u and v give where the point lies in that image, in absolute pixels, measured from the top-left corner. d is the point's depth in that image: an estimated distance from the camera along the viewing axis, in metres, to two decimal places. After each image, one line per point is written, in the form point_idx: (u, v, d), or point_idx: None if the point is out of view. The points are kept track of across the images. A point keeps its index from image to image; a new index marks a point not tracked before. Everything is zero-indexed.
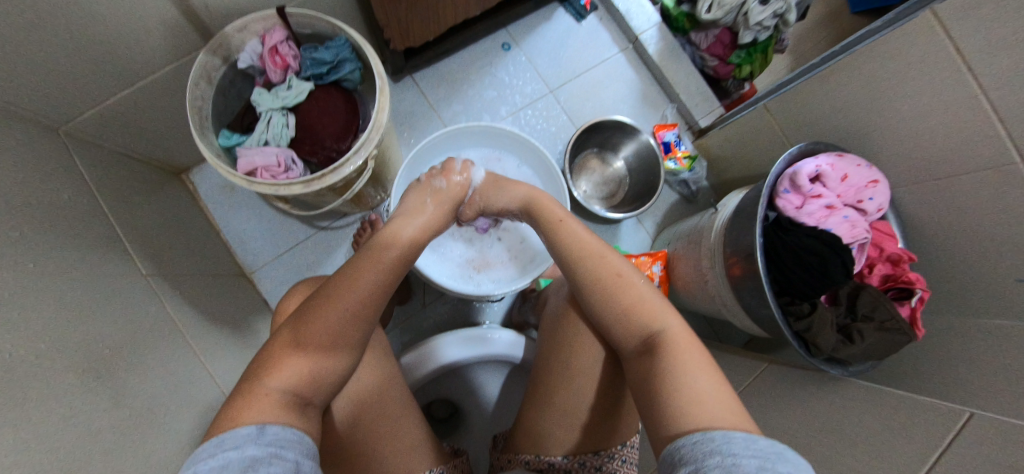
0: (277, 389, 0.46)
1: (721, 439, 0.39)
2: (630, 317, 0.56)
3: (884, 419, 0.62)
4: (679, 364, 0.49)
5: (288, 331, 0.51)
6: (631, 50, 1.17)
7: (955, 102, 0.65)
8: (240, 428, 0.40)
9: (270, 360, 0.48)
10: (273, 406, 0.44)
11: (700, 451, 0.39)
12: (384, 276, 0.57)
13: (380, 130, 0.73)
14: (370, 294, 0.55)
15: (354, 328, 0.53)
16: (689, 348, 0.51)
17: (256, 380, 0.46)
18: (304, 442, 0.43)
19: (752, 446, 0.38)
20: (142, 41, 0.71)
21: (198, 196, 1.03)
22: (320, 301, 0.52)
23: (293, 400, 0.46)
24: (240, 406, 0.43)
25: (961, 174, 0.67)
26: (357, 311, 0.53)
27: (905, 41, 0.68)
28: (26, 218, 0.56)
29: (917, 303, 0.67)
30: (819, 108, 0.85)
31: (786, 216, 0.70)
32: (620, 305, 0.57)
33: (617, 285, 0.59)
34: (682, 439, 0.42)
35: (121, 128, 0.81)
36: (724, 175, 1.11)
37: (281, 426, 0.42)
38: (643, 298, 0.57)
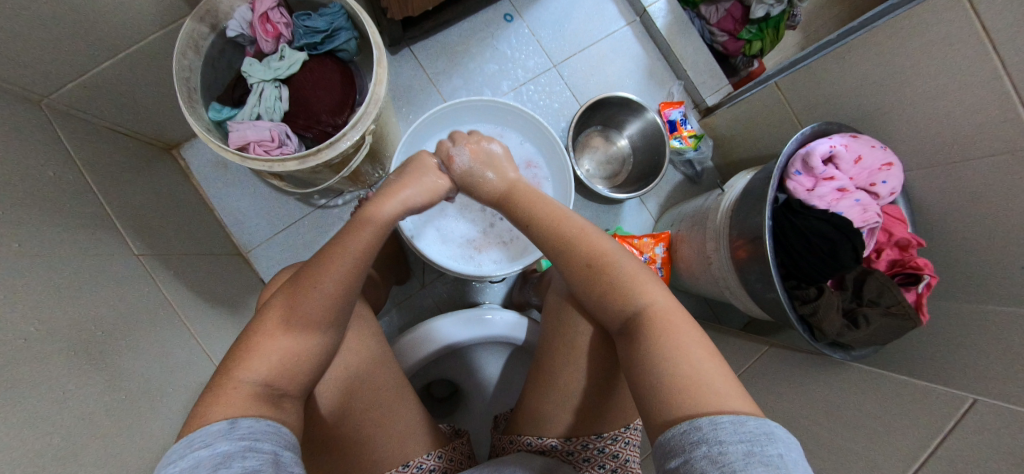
0: (248, 380, 0.43)
1: (707, 426, 0.39)
2: (614, 299, 0.54)
3: (886, 404, 0.62)
4: (664, 346, 0.46)
5: (267, 314, 0.48)
6: (638, 23, 1.13)
7: (976, 83, 0.63)
8: (209, 424, 0.39)
9: (244, 347, 0.46)
10: (242, 399, 0.42)
11: (688, 441, 0.38)
12: (364, 258, 0.53)
13: (377, 103, 0.70)
14: (347, 280, 0.51)
15: (332, 314, 0.50)
16: (675, 327, 0.48)
17: (227, 371, 0.44)
18: (281, 432, 0.42)
19: (737, 429, 0.38)
20: (123, 6, 0.67)
21: (190, 173, 1.00)
22: (297, 286, 0.49)
23: (269, 392, 0.44)
24: (208, 402, 0.41)
25: (977, 158, 0.66)
26: (334, 296, 0.50)
27: (929, 17, 0.65)
28: (6, 196, 0.53)
29: (924, 289, 0.66)
30: (833, 87, 0.82)
31: (797, 199, 0.68)
32: (604, 286, 0.55)
33: (597, 270, 0.56)
34: (672, 428, 0.40)
35: (106, 100, 0.78)
36: (730, 155, 1.09)
37: (255, 419, 0.41)
38: (627, 277, 0.54)
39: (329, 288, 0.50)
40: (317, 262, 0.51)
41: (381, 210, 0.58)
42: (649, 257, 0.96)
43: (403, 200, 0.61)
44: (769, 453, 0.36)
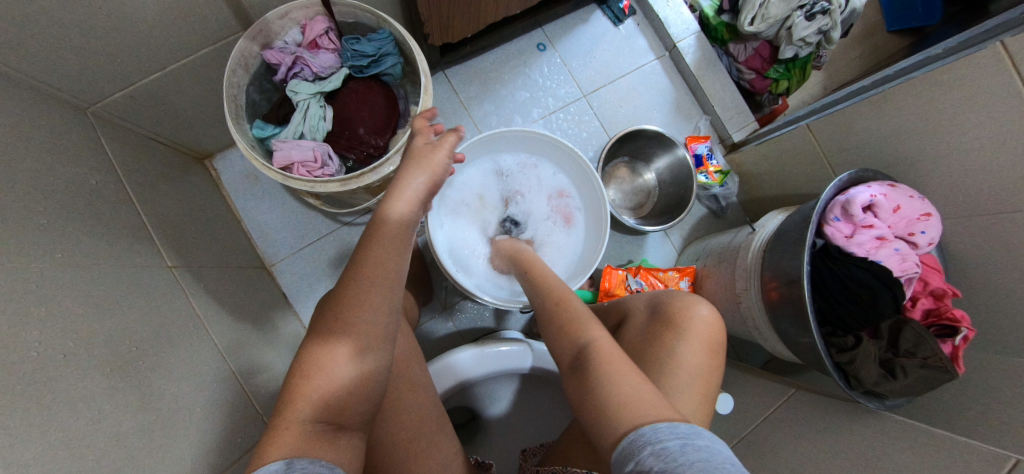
0: (299, 421, 0.43)
1: (649, 430, 0.43)
2: (564, 338, 0.59)
3: (923, 457, 0.61)
4: (604, 372, 0.50)
5: (316, 343, 0.47)
6: (667, 58, 1.15)
7: (1012, 139, 0.64)
8: (268, 465, 0.40)
9: (292, 386, 0.45)
10: (298, 439, 0.43)
11: (636, 446, 0.42)
12: (399, 272, 0.50)
13: (420, 130, 0.71)
14: (383, 302, 0.48)
15: (380, 343, 0.48)
16: (615, 358, 0.52)
17: (281, 410, 0.44)
18: (334, 473, 0.42)
19: (674, 430, 0.42)
20: (177, 23, 0.68)
21: (220, 183, 1.00)
22: (336, 314, 0.47)
23: (321, 428, 0.44)
24: (267, 442, 0.42)
25: (1008, 212, 0.66)
26: (376, 324, 0.48)
27: (968, 72, 0.66)
28: (49, 206, 0.53)
29: (961, 342, 0.66)
30: (865, 133, 0.83)
31: (835, 245, 0.68)
32: (555, 328, 0.61)
33: (556, 312, 0.62)
34: (624, 437, 0.44)
35: (149, 111, 0.78)
36: (755, 191, 1.09)
37: (309, 459, 0.42)
38: (576, 317, 0.60)
39: (371, 315, 0.47)
40: (351, 276, 0.48)
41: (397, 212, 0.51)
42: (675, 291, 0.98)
43: (414, 201, 0.54)
44: (700, 445, 0.40)
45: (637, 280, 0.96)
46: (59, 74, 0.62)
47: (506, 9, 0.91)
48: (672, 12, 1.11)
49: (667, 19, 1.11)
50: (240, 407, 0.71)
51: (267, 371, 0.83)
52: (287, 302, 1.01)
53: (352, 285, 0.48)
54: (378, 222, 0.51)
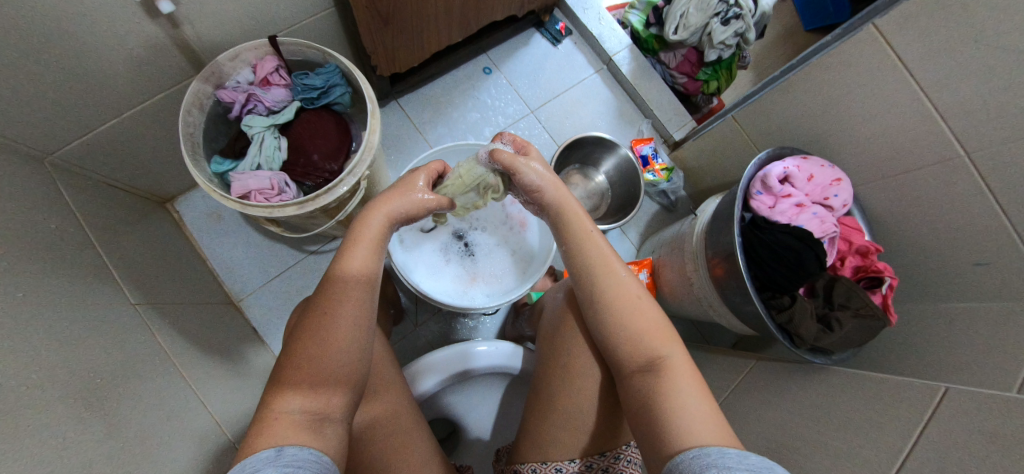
0: (288, 411, 0.46)
1: (716, 455, 0.42)
2: (635, 343, 0.56)
3: (869, 402, 0.66)
4: (677, 390, 0.50)
5: (297, 347, 0.50)
6: (605, 70, 1.24)
7: (901, 105, 0.73)
8: (258, 452, 0.42)
9: (277, 383, 0.49)
10: (286, 427, 0.45)
11: (698, 464, 0.42)
12: (371, 286, 0.55)
13: (372, 151, 0.75)
14: (360, 303, 0.53)
15: (362, 341, 0.52)
16: (691, 379, 0.52)
17: (268, 403, 0.47)
18: (322, 461, 0.45)
19: (745, 461, 0.41)
20: (132, 73, 0.73)
21: (183, 225, 1.02)
22: (316, 317, 0.51)
23: (309, 418, 0.47)
24: (257, 431, 0.45)
25: (915, 169, 0.75)
26: (356, 323, 0.52)
27: (855, 51, 0.75)
28: (12, 249, 0.56)
29: (887, 291, 0.73)
30: (784, 116, 0.91)
31: (761, 216, 0.77)
32: (626, 329, 0.57)
33: (632, 310, 0.58)
34: (683, 454, 0.44)
35: (107, 158, 0.81)
36: (700, 184, 1.17)
37: (299, 447, 0.44)
38: (655, 325, 0.57)
39: (353, 316, 0.52)
40: (329, 292, 0.53)
41: (352, 262, 0.55)
42: None
43: (372, 245, 0.58)
44: None
45: None
46: (19, 127, 0.65)
47: (448, 37, 0.99)
48: (604, 29, 1.20)
49: (601, 35, 1.20)
50: (214, 437, 0.71)
51: (240, 403, 0.84)
52: (258, 336, 1.01)
53: (331, 294, 0.53)
54: (336, 274, 0.54)
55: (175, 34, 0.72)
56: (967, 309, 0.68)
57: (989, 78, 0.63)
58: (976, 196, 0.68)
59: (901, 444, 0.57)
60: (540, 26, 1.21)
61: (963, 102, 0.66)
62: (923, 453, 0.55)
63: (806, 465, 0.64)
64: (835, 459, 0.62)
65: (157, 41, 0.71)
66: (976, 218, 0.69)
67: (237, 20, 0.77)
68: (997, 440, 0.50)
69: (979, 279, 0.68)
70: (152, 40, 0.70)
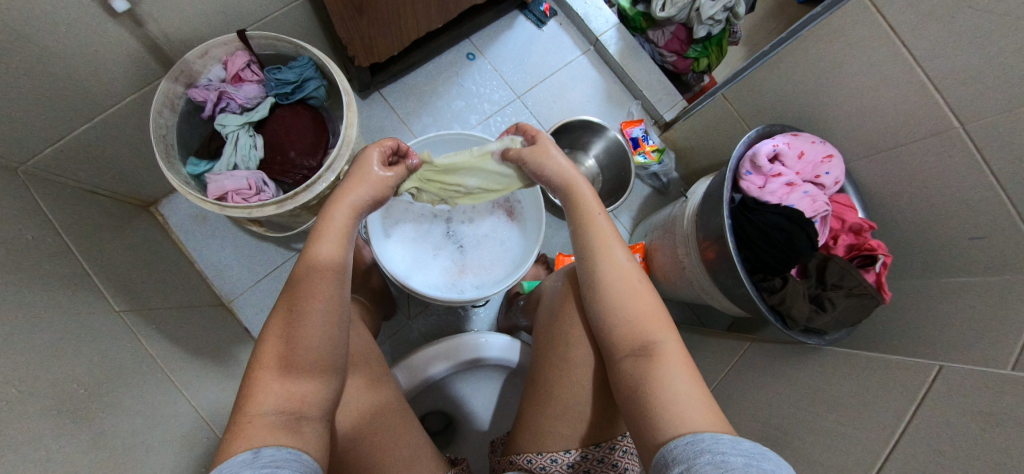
0: (262, 413, 0.45)
1: (710, 440, 0.41)
2: (629, 328, 0.55)
3: (863, 381, 0.65)
4: (670, 377, 0.49)
5: (265, 350, 0.49)
6: (593, 51, 1.21)
7: (893, 76, 0.71)
8: (235, 456, 0.41)
9: (247, 389, 0.47)
10: (261, 430, 0.44)
11: (692, 450, 0.41)
12: (341, 276, 0.53)
13: (350, 145, 0.73)
14: (331, 298, 0.51)
15: (331, 335, 0.51)
16: (684, 365, 0.51)
17: (241, 407, 0.46)
18: (301, 459, 0.43)
19: (739, 446, 0.40)
20: (100, 74, 0.71)
21: (169, 228, 1.01)
22: (286, 316, 0.50)
23: (285, 419, 0.46)
24: (230, 437, 0.43)
25: (909, 143, 0.73)
26: (326, 318, 0.50)
27: (846, 22, 0.73)
28: None
29: (882, 268, 0.72)
30: (775, 92, 0.89)
31: (751, 196, 0.76)
32: (620, 313, 0.56)
33: (628, 294, 0.56)
34: (676, 440, 0.43)
35: (83, 164, 0.80)
36: (692, 164, 1.15)
37: (276, 447, 0.43)
38: (651, 310, 0.56)
39: (323, 310, 0.50)
40: (293, 288, 0.51)
41: (320, 251, 0.53)
42: None
43: (341, 233, 0.55)
44: (766, 468, 0.37)
45: None
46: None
47: (428, 24, 0.96)
48: (591, 8, 1.17)
49: (587, 15, 1.17)
50: (208, 440, 0.71)
51: (234, 405, 0.83)
52: (250, 337, 1.01)
53: (296, 290, 0.51)
54: (304, 268, 0.52)
55: (141, 31, 0.70)
56: (963, 285, 0.67)
57: (985, 45, 0.60)
58: (971, 168, 0.66)
59: (895, 423, 0.57)
60: (523, 7, 1.17)
61: (959, 70, 0.64)
62: (918, 432, 0.54)
63: (800, 448, 0.64)
64: (830, 440, 0.61)
65: (124, 40, 0.69)
66: (971, 190, 0.67)
67: (204, 14, 0.74)
68: (992, 418, 0.49)
69: (972, 252, 0.67)
70: (118, 39, 0.68)
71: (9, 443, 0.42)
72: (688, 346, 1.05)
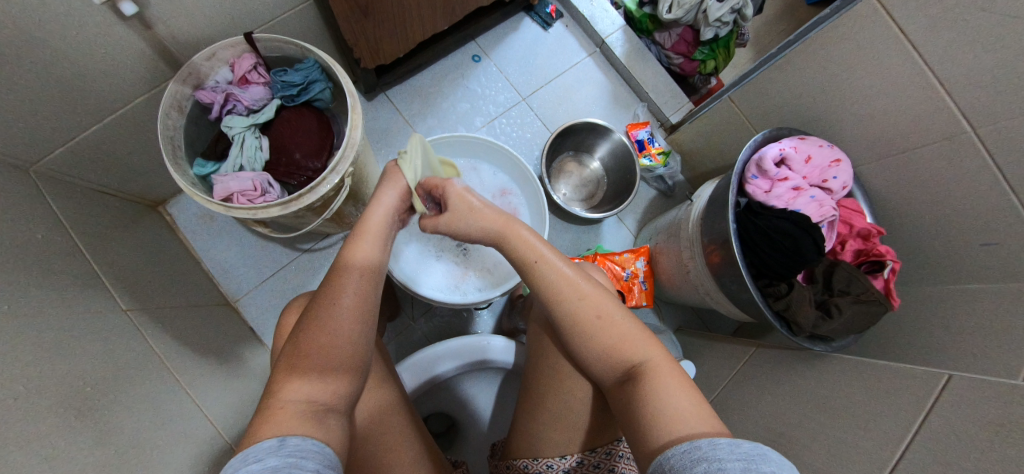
0: (293, 401, 0.45)
1: (706, 447, 0.41)
2: (611, 355, 0.55)
3: (870, 389, 0.64)
4: (658, 390, 0.49)
5: (297, 343, 0.49)
6: (598, 54, 1.21)
7: (902, 79, 0.70)
8: (261, 442, 0.40)
9: (277, 378, 0.47)
10: (290, 418, 0.43)
11: (689, 458, 0.40)
12: (377, 277, 0.55)
13: (354, 147, 0.73)
14: (365, 295, 0.53)
15: (366, 333, 0.52)
16: (671, 376, 0.51)
17: (272, 395, 0.46)
18: (325, 452, 0.42)
19: (735, 450, 0.39)
20: (110, 75, 0.72)
21: (176, 227, 1.02)
22: (325, 309, 0.50)
23: (314, 409, 0.46)
24: (259, 422, 0.43)
25: (918, 147, 0.72)
26: (360, 317, 0.52)
27: (855, 24, 0.72)
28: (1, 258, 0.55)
29: (890, 275, 0.72)
30: (782, 95, 0.88)
31: (757, 201, 0.75)
32: (599, 345, 0.56)
33: (600, 328, 0.56)
34: (675, 447, 0.43)
35: (92, 164, 0.81)
36: (698, 168, 1.14)
37: (302, 437, 0.42)
38: (628, 333, 0.56)
39: (357, 308, 0.52)
40: (330, 286, 0.53)
41: (360, 251, 0.55)
42: (632, 272, 0.98)
43: (377, 233, 0.57)
44: (764, 471, 0.37)
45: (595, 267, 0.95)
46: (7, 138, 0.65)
47: (434, 26, 0.96)
48: (597, 10, 1.17)
49: (594, 16, 1.16)
50: (212, 439, 0.71)
51: (237, 405, 0.84)
52: (255, 336, 1.01)
53: (332, 286, 0.52)
54: (342, 266, 0.54)
55: (149, 33, 0.70)
56: (975, 292, 0.65)
57: (999, 47, 0.59)
58: (983, 173, 0.65)
59: (902, 432, 0.56)
60: (530, 9, 1.17)
61: (972, 73, 0.63)
62: (926, 442, 0.53)
63: (806, 457, 0.63)
64: (836, 449, 0.60)
65: (133, 41, 0.70)
66: (983, 196, 0.65)
67: (212, 17, 0.75)
68: (1001, 428, 0.48)
69: (982, 258, 0.66)
70: (127, 40, 0.69)
71: (16, 442, 0.42)
72: (692, 351, 1.04)
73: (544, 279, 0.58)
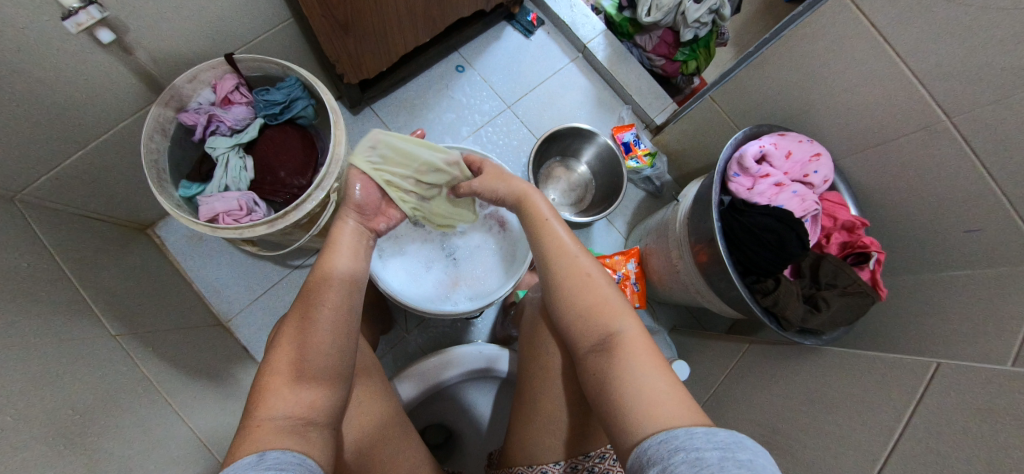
0: (271, 417, 0.44)
1: (684, 436, 0.40)
2: (588, 320, 0.55)
3: (861, 380, 0.64)
4: (632, 367, 0.49)
5: (274, 359, 0.49)
6: (581, 59, 1.22)
7: (877, 72, 0.71)
8: (240, 460, 0.39)
9: (255, 397, 0.46)
10: (269, 433, 0.43)
11: (666, 449, 0.40)
12: (352, 288, 0.57)
13: (338, 163, 0.74)
14: (341, 307, 0.54)
15: (342, 342, 0.52)
16: (645, 353, 0.51)
17: (251, 414, 0.45)
18: (306, 463, 0.41)
19: (712, 439, 0.39)
20: (92, 101, 0.72)
21: (166, 250, 1.02)
22: (300, 323, 0.51)
23: (293, 423, 0.45)
24: (237, 442, 0.42)
25: (896, 138, 0.73)
26: (335, 326, 0.52)
27: (828, 21, 0.73)
28: None
29: (875, 265, 0.72)
30: (762, 92, 0.89)
31: (740, 198, 0.76)
32: (578, 307, 0.56)
33: (583, 286, 0.57)
34: (650, 439, 0.42)
35: (77, 190, 0.80)
36: (684, 167, 1.15)
37: (282, 451, 0.41)
38: (608, 300, 0.56)
39: (332, 318, 0.53)
40: (307, 298, 0.53)
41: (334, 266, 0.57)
42: (623, 274, 0.99)
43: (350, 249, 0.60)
44: (742, 458, 0.37)
45: None
46: None
47: (416, 39, 0.97)
48: (577, 16, 1.18)
49: (574, 23, 1.18)
50: (206, 462, 0.71)
51: (232, 425, 0.83)
52: (249, 355, 1.01)
53: (310, 299, 0.53)
54: (319, 279, 0.55)
55: (129, 58, 0.71)
56: (959, 279, 0.66)
57: (968, 37, 0.60)
58: (961, 160, 0.66)
59: (895, 422, 0.56)
60: (511, 18, 1.19)
61: (945, 63, 0.64)
62: (919, 431, 0.53)
63: (801, 452, 0.63)
64: (831, 443, 0.60)
65: (114, 66, 0.70)
66: (962, 183, 0.66)
67: (193, 39, 0.76)
68: (990, 414, 0.48)
69: (964, 245, 0.67)
70: (108, 66, 0.69)
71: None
72: (686, 350, 1.04)
73: (545, 237, 0.61)
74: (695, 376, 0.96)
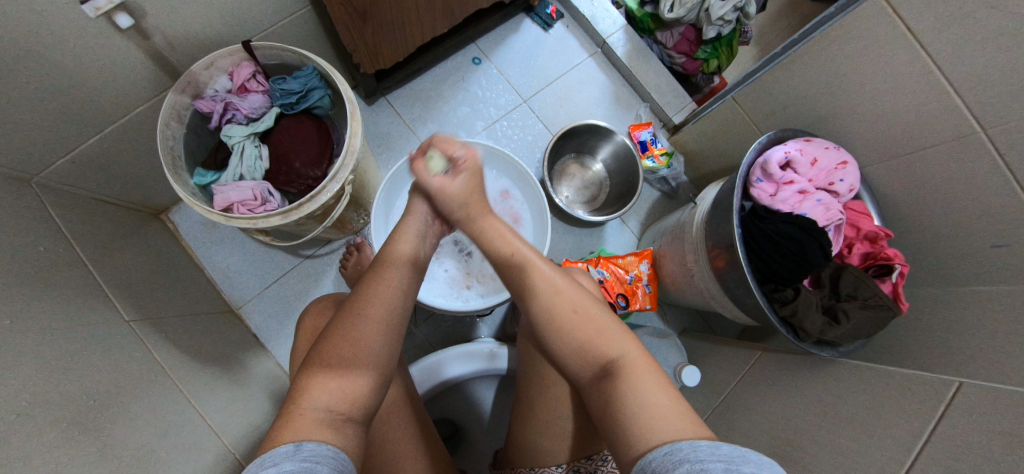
0: (313, 408, 0.46)
1: (688, 449, 0.40)
2: (586, 348, 0.55)
3: (877, 395, 0.63)
4: (633, 388, 0.49)
5: (317, 361, 0.50)
6: (600, 54, 1.20)
7: (909, 81, 0.69)
8: (278, 447, 0.41)
9: (298, 386, 0.48)
10: (309, 424, 0.44)
11: (670, 461, 0.40)
12: (406, 286, 0.58)
13: (354, 154, 0.73)
14: (393, 310, 0.55)
15: (388, 339, 0.53)
16: (648, 373, 0.51)
17: (294, 400, 0.47)
18: (341, 457, 0.43)
19: (717, 452, 0.39)
20: (109, 84, 0.71)
21: (179, 235, 1.03)
22: (350, 319, 0.53)
23: (332, 417, 0.46)
24: (279, 427, 0.44)
25: (927, 148, 0.71)
26: (389, 326, 0.54)
27: (860, 24, 0.71)
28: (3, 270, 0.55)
29: (898, 278, 0.71)
30: (786, 96, 0.87)
31: (762, 205, 0.75)
32: (573, 336, 0.56)
33: (572, 315, 0.57)
34: (653, 451, 0.42)
35: (94, 174, 0.80)
36: (701, 169, 1.13)
37: (318, 442, 0.43)
38: (602, 324, 0.56)
39: (385, 317, 0.54)
40: (361, 298, 0.55)
41: (401, 252, 0.61)
42: (636, 276, 0.97)
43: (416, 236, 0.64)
44: (746, 471, 0.36)
45: (598, 270, 0.94)
46: (9, 150, 0.64)
47: (433, 30, 0.96)
48: (598, 10, 1.16)
49: (595, 17, 1.16)
50: (216, 449, 0.70)
51: (243, 414, 0.83)
52: (259, 344, 1.01)
53: (364, 299, 0.54)
54: (387, 262, 0.59)
55: (147, 42, 0.70)
56: (981, 294, 0.64)
57: (1011, 45, 0.57)
58: (993, 174, 0.64)
59: (913, 441, 0.55)
60: (530, 10, 1.17)
61: (982, 72, 0.61)
62: (939, 451, 0.52)
63: (814, 464, 0.62)
64: (844, 457, 0.59)
65: (131, 51, 0.70)
66: (993, 197, 0.64)
67: (211, 24, 0.75)
68: (1016, 438, 0.47)
69: (990, 260, 0.65)
70: (126, 50, 0.69)
71: (19, 458, 0.42)
72: (697, 354, 1.04)
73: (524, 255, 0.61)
74: (706, 381, 0.95)
